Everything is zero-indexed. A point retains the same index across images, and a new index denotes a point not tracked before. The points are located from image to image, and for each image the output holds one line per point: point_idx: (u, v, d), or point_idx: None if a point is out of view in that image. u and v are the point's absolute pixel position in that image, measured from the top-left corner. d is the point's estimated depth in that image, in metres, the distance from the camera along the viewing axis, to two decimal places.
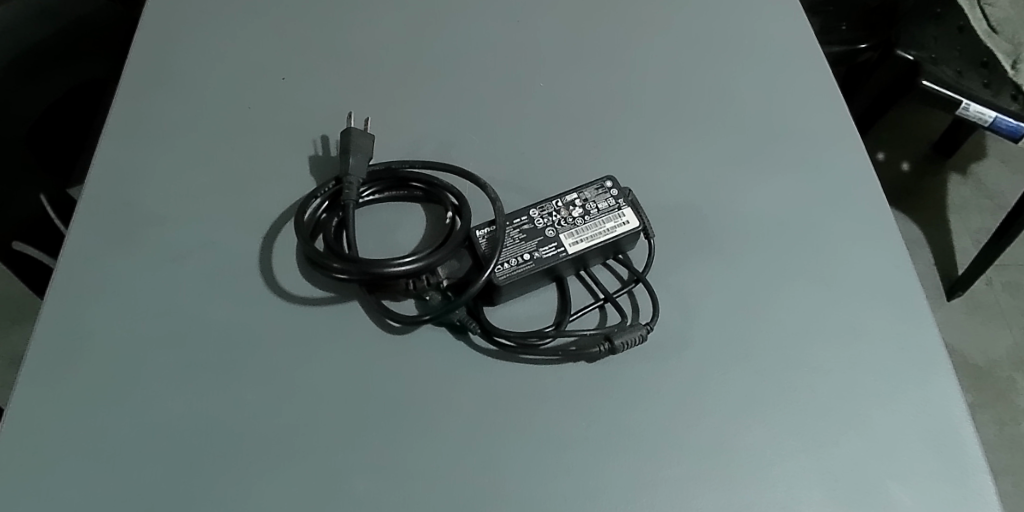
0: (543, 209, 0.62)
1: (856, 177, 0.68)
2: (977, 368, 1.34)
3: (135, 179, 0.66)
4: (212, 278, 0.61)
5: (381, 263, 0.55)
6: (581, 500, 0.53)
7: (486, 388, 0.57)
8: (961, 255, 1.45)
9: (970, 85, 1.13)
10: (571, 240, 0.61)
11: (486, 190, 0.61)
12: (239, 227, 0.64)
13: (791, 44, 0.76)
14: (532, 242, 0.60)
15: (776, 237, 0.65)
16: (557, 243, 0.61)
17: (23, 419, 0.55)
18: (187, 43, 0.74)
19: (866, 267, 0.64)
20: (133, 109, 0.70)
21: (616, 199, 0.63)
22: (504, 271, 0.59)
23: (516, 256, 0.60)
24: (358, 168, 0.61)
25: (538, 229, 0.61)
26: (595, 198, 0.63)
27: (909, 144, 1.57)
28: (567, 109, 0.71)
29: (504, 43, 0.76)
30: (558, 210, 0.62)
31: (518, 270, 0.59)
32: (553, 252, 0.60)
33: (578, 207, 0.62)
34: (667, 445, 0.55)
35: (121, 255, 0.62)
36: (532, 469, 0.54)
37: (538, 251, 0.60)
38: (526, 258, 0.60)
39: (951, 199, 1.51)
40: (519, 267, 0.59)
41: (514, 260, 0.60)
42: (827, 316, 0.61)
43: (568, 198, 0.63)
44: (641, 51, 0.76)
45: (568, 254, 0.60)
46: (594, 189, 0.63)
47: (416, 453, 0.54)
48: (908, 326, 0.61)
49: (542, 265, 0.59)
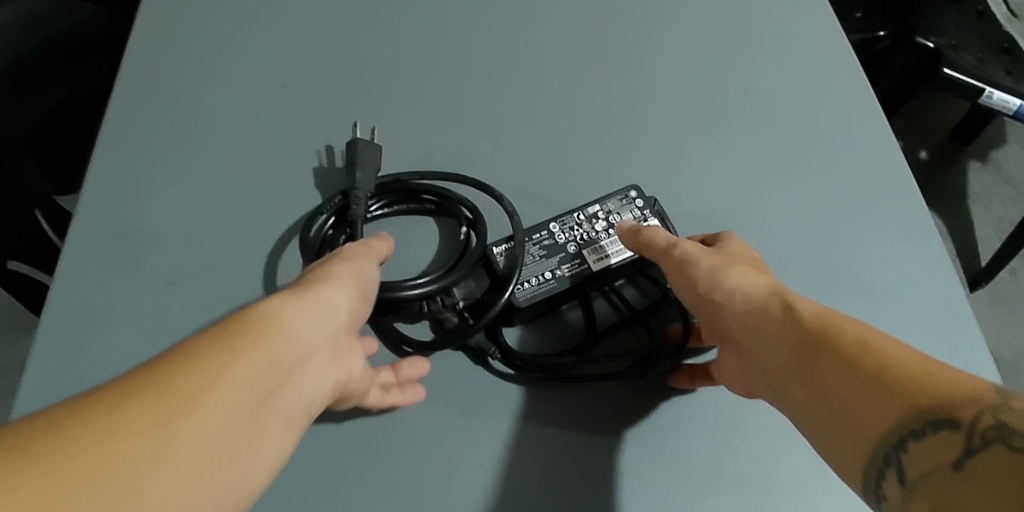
0: (563, 223, 0.59)
1: (889, 178, 0.65)
2: (1002, 360, 1.30)
3: (130, 199, 0.63)
4: (216, 302, 0.58)
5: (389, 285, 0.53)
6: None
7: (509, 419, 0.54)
8: (984, 245, 1.40)
9: (991, 72, 1.09)
10: (596, 255, 0.57)
11: (502, 203, 0.58)
12: (244, 245, 0.61)
13: (813, 36, 0.72)
14: (553, 259, 0.57)
15: (808, 246, 0.62)
16: (581, 259, 0.57)
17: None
18: (182, 50, 0.71)
19: (903, 278, 0.61)
20: (124, 125, 0.66)
21: (642, 210, 0.60)
22: (525, 291, 0.56)
23: (537, 274, 0.57)
24: (365, 181, 0.57)
25: (560, 244, 0.58)
26: (620, 209, 0.60)
27: (928, 130, 1.51)
28: (580, 111, 0.68)
29: (513, 41, 0.72)
30: (580, 224, 0.59)
31: (539, 289, 0.56)
32: (575, 269, 0.57)
33: (602, 219, 0.59)
34: (705, 476, 0.53)
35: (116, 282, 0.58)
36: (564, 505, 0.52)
37: (560, 268, 0.57)
38: (548, 276, 0.57)
39: (971, 188, 1.47)
40: (540, 286, 0.56)
41: (535, 279, 0.56)
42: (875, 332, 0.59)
43: (591, 210, 0.60)
44: (655, 46, 0.72)
45: (592, 271, 0.57)
46: (618, 200, 0.60)
47: (443, 495, 0.52)
48: (949, 339, 0.59)
49: (566, 283, 0.56)
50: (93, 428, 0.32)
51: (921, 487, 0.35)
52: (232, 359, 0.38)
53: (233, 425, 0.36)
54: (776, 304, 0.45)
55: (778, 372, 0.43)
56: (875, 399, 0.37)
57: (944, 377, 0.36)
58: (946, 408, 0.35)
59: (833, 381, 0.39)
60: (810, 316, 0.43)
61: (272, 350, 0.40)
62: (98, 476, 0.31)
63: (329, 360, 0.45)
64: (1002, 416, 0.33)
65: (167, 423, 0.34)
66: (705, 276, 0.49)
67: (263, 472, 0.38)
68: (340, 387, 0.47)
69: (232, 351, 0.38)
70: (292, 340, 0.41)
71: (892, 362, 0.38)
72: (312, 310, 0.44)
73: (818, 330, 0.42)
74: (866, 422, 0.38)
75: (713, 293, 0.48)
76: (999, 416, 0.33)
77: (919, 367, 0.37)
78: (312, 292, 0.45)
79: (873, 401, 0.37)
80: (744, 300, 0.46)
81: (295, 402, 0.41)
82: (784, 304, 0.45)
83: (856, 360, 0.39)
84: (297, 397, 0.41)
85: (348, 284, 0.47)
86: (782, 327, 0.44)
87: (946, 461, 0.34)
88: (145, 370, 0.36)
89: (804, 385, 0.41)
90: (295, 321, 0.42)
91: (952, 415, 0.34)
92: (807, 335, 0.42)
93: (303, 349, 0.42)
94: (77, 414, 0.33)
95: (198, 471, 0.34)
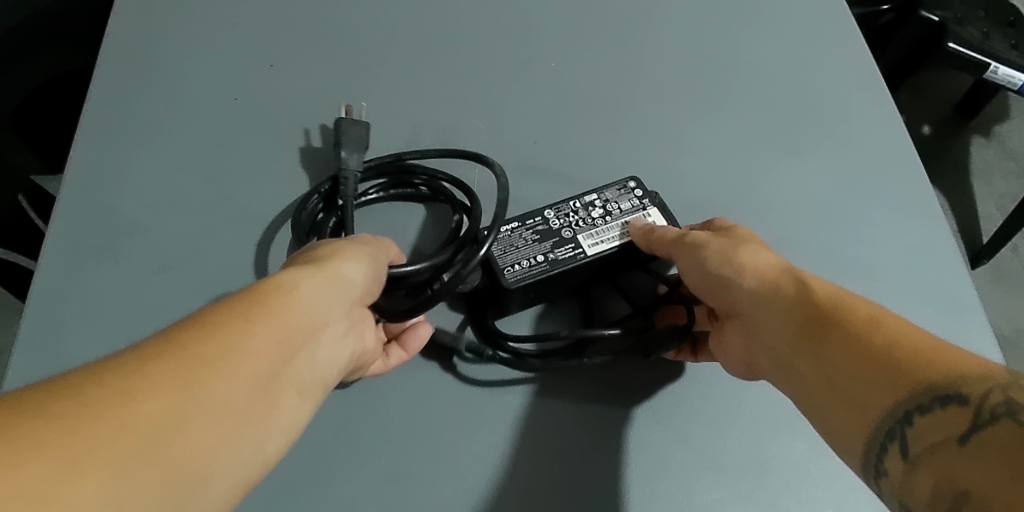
0: (558, 210, 0.57)
1: (890, 158, 0.65)
2: (1004, 337, 1.29)
3: (114, 182, 0.61)
4: (202, 286, 0.56)
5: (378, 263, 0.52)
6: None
7: (506, 408, 0.54)
8: (987, 222, 1.39)
9: (996, 46, 1.10)
10: (590, 241, 0.56)
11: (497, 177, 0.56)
12: (231, 229, 0.59)
13: (810, 20, 0.72)
14: (547, 243, 0.56)
15: (812, 225, 0.61)
16: (575, 244, 0.56)
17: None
18: (168, 29, 0.69)
19: (912, 258, 0.60)
20: (107, 105, 0.65)
21: (641, 199, 0.58)
22: (515, 273, 0.54)
23: (530, 257, 0.55)
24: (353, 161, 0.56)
25: (554, 230, 0.56)
26: (618, 198, 0.58)
27: (930, 105, 1.49)
28: (575, 92, 0.67)
29: (506, 20, 0.71)
30: (576, 211, 0.57)
31: (531, 272, 0.54)
32: (570, 253, 0.55)
33: (599, 207, 0.58)
34: (704, 466, 0.52)
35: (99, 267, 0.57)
36: (561, 495, 0.51)
37: (554, 252, 0.55)
38: (540, 260, 0.55)
39: (974, 163, 1.45)
40: (531, 269, 0.54)
41: (527, 262, 0.55)
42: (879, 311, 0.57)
43: (587, 199, 0.58)
44: (650, 28, 0.71)
45: (587, 256, 0.55)
46: (617, 190, 0.59)
47: (437, 487, 0.51)
48: (958, 320, 0.58)
49: (558, 267, 0.55)
50: (114, 392, 0.31)
51: (924, 461, 0.33)
52: (250, 327, 0.37)
53: (251, 397, 0.35)
54: (791, 280, 0.44)
55: (784, 343, 0.42)
56: (883, 376, 0.36)
57: (956, 356, 0.35)
58: (956, 384, 0.34)
59: (843, 352, 0.38)
60: (822, 291, 0.42)
61: (291, 320, 0.39)
62: (121, 443, 0.30)
63: (345, 331, 0.44)
64: (1012, 393, 0.32)
65: (190, 388, 0.33)
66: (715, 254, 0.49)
67: (281, 440, 0.37)
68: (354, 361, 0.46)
69: (251, 320, 0.37)
70: (310, 310, 0.41)
71: (904, 338, 0.37)
72: (331, 282, 0.43)
73: (830, 307, 0.41)
74: (871, 396, 0.37)
75: (723, 266, 0.47)
76: (1011, 392, 0.32)
77: (932, 348, 0.36)
78: (329, 263, 0.44)
79: (882, 373, 0.36)
80: (757, 274, 0.46)
81: (313, 372, 0.40)
82: (795, 281, 0.44)
83: (866, 335, 0.38)
84: (314, 367, 0.40)
85: (362, 259, 0.46)
86: (794, 300, 0.43)
87: (949, 437, 0.32)
88: (162, 336, 0.35)
89: (808, 357, 0.40)
90: (314, 293, 0.41)
91: (962, 391, 0.33)
92: (814, 310, 0.41)
93: (320, 319, 0.41)
94: (96, 378, 0.31)
95: (219, 437, 0.33)
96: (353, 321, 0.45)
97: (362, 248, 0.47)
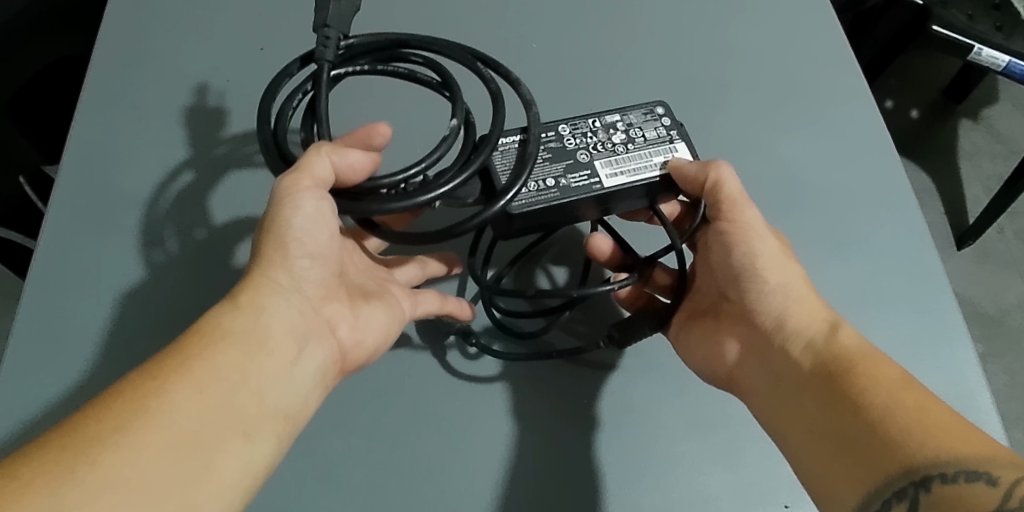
0: (576, 129, 0.58)
1: (871, 140, 0.70)
2: (988, 316, 1.32)
3: (126, 178, 0.66)
4: (207, 268, 0.62)
5: (364, 185, 0.49)
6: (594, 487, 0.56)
7: (467, 378, 0.59)
8: (973, 203, 1.41)
9: (982, 29, 1.10)
10: (609, 170, 0.57)
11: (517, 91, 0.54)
12: (234, 214, 0.65)
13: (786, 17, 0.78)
14: (560, 166, 0.57)
15: (795, 199, 0.68)
16: (591, 170, 0.57)
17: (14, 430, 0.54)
18: (174, 33, 0.75)
19: (884, 233, 0.66)
20: (117, 103, 0.70)
21: (668, 129, 0.59)
22: (523, 198, 0.55)
23: (542, 180, 0.56)
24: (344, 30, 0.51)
25: (569, 151, 0.57)
26: (644, 123, 0.59)
27: (918, 89, 1.52)
28: (557, 86, 0.72)
29: (493, 18, 0.76)
30: (595, 132, 0.58)
31: (539, 196, 0.55)
32: (584, 180, 0.56)
33: (622, 131, 0.59)
34: (669, 424, 0.58)
35: (114, 256, 0.62)
36: (546, 456, 0.56)
37: (566, 177, 0.56)
38: (551, 184, 0.56)
39: (961, 146, 1.47)
40: (541, 192, 0.55)
41: (537, 184, 0.56)
42: (849, 279, 0.64)
43: (611, 121, 0.59)
44: (631, 26, 0.76)
45: (602, 184, 0.56)
46: (643, 115, 0.60)
47: (432, 448, 0.56)
48: (924, 289, 0.64)
49: (569, 193, 0.56)
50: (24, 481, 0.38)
51: None
52: (165, 385, 0.43)
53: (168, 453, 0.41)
54: (820, 320, 0.53)
55: (799, 374, 0.51)
56: (892, 443, 0.44)
57: (969, 437, 0.43)
58: (979, 462, 0.41)
59: (865, 405, 0.46)
60: (849, 342, 0.51)
61: (215, 362, 0.45)
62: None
63: (294, 354, 0.49)
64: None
65: (100, 456, 0.40)
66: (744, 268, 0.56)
67: (230, 480, 0.43)
68: (330, 366, 0.52)
69: (165, 379, 0.44)
70: (235, 345, 0.46)
71: (923, 406, 0.45)
72: (259, 309, 0.48)
73: (854, 358, 0.50)
74: (881, 456, 0.44)
75: (754, 279, 0.55)
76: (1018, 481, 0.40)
77: (945, 420, 0.44)
78: (258, 280, 0.49)
79: (891, 427, 0.44)
80: (789, 304, 0.54)
81: (261, 407, 0.46)
82: (830, 331, 0.52)
83: (891, 392, 0.46)
84: (262, 403, 0.46)
85: (294, 259, 0.50)
86: (822, 340, 0.52)
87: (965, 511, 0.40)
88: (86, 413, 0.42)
89: (828, 399, 0.49)
90: (237, 324, 0.47)
91: (989, 472, 0.40)
92: (841, 363, 0.50)
93: (251, 350, 0.47)
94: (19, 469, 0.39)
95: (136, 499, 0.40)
96: (307, 335, 0.50)
97: (290, 240, 0.50)
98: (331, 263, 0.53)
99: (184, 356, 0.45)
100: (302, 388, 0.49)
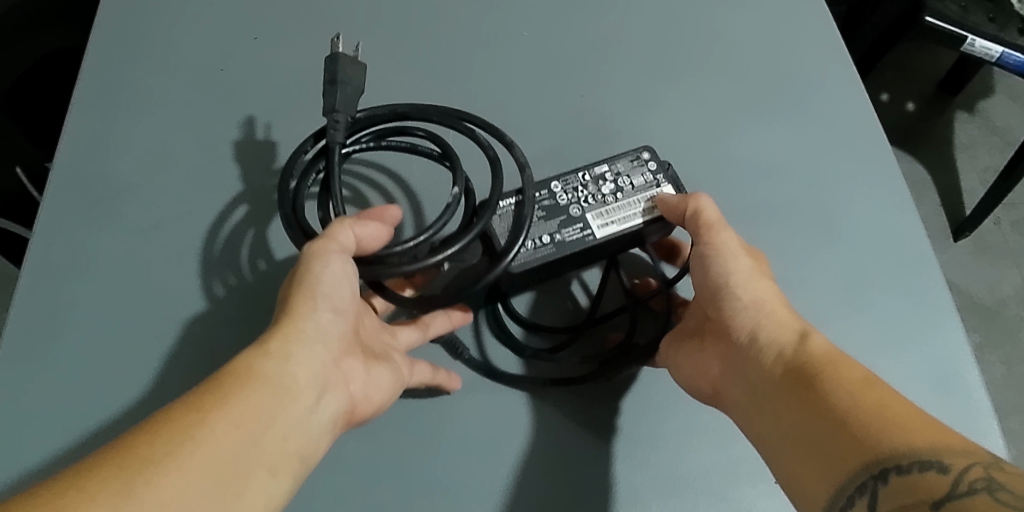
0: (566, 183, 0.60)
1: (861, 127, 0.71)
2: (985, 307, 1.33)
3: (117, 172, 0.66)
4: (194, 251, 0.63)
5: (377, 253, 0.51)
6: (588, 473, 0.58)
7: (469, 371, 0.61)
8: (969, 194, 1.42)
9: (976, 20, 1.10)
10: (599, 221, 0.59)
11: (512, 150, 0.55)
12: (224, 199, 0.65)
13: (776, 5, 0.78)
14: (554, 222, 0.59)
15: (785, 184, 0.68)
16: (583, 224, 0.59)
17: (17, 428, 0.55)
18: (154, 16, 0.74)
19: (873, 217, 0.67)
20: (100, 89, 0.70)
21: (654, 173, 0.61)
22: (522, 258, 0.57)
23: (537, 237, 0.58)
24: (347, 102, 0.51)
25: (561, 207, 0.59)
26: (631, 171, 0.61)
27: (912, 82, 1.52)
28: (547, 77, 0.73)
29: (483, 10, 0.76)
30: (584, 184, 0.60)
31: (537, 254, 0.57)
32: (579, 234, 0.58)
33: (610, 181, 0.60)
34: (660, 404, 0.60)
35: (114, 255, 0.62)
36: (541, 440, 0.59)
37: (560, 233, 0.58)
38: (546, 241, 0.58)
39: (957, 138, 1.47)
40: (538, 250, 0.57)
41: (535, 242, 0.58)
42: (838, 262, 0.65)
43: (598, 171, 0.61)
44: (621, 17, 0.76)
45: (596, 237, 0.58)
46: (629, 161, 0.61)
47: (433, 437, 0.59)
48: (913, 270, 0.64)
49: (565, 248, 0.58)
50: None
51: None
52: (204, 419, 0.42)
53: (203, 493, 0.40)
54: (790, 330, 0.51)
55: (770, 383, 0.50)
56: (850, 442, 0.43)
57: (936, 430, 0.41)
58: (936, 454, 0.40)
59: (829, 406, 0.45)
60: (819, 349, 0.49)
61: (248, 402, 0.44)
62: None
63: (320, 401, 0.48)
64: (992, 472, 0.38)
65: (134, 489, 0.38)
66: (720, 277, 0.55)
67: None
68: (342, 416, 0.50)
69: (206, 413, 0.42)
70: (266, 389, 0.45)
71: (891, 401, 0.44)
72: (296, 354, 0.47)
73: (822, 365, 0.48)
74: (842, 457, 0.43)
75: (726, 298, 0.54)
76: (987, 471, 0.38)
77: (913, 415, 0.43)
78: (287, 329, 0.48)
79: (854, 425, 0.43)
80: (759, 315, 0.53)
81: (284, 449, 0.45)
82: (798, 338, 0.51)
83: (857, 391, 0.45)
84: (285, 444, 0.45)
85: (326, 305, 0.50)
86: (791, 350, 0.50)
87: (922, 500, 0.38)
88: (123, 442, 0.40)
89: (794, 402, 0.47)
90: (272, 368, 0.46)
91: (943, 462, 0.39)
92: (807, 366, 0.48)
93: (281, 393, 0.46)
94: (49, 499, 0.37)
95: None
96: (332, 383, 0.50)
97: (320, 291, 0.49)
98: (353, 316, 0.52)
99: (220, 395, 0.44)
100: (323, 438, 0.48)
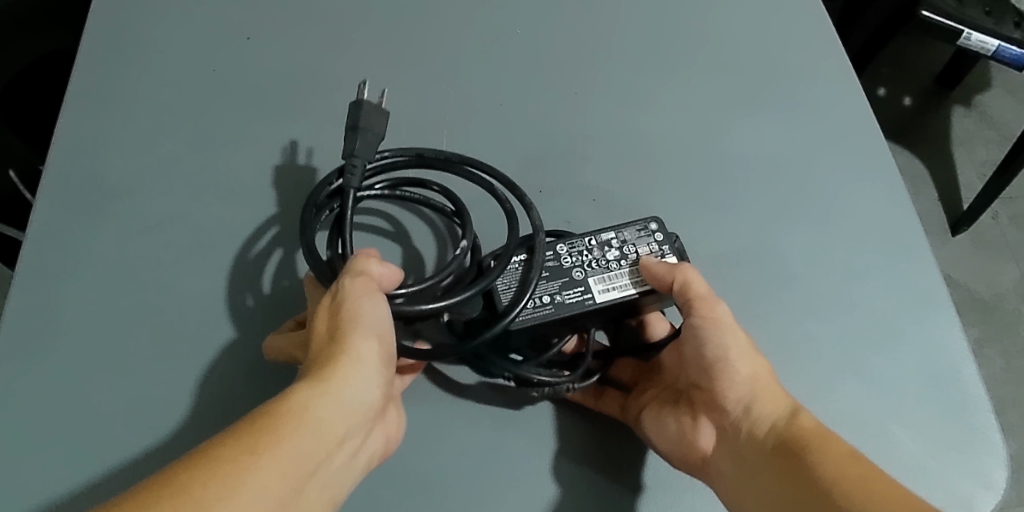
0: (571, 246, 0.58)
1: (855, 123, 0.71)
2: (983, 302, 1.33)
3: (105, 170, 0.65)
4: (184, 249, 0.62)
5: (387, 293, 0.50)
6: (588, 467, 0.56)
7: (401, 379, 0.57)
8: (966, 189, 1.42)
9: (972, 14, 1.09)
10: (600, 286, 0.57)
11: (529, 213, 0.55)
12: (215, 199, 0.64)
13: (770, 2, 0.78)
14: (555, 283, 0.57)
15: (778, 176, 0.68)
16: (585, 287, 0.57)
17: (5, 429, 0.54)
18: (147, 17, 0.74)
19: (866, 211, 0.67)
20: (91, 87, 0.69)
21: (660, 244, 0.59)
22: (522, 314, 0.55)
23: (537, 296, 0.56)
24: (368, 150, 0.52)
25: (564, 268, 0.57)
26: (637, 240, 0.59)
27: (909, 77, 1.52)
28: (540, 74, 0.72)
29: (476, 8, 0.76)
30: (590, 248, 0.58)
31: (537, 312, 0.55)
32: (578, 297, 0.56)
33: (616, 247, 0.59)
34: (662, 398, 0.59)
35: (104, 257, 0.61)
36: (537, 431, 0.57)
37: (560, 294, 0.56)
38: (545, 301, 0.56)
39: (954, 133, 1.47)
40: (537, 309, 0.55)
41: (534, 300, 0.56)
42: (832, 254, 0.65)
43: (605, 236, 0.59)
44: (615, 15, 0.76)
45: (596, 302, 0.56)
46: (637, 230, 0.60)
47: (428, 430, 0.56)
48: (904, 264, 0.65)
49: (563, 311, 0.56)
50: None
51: None
52: (259, 462, 0.41)
53: None
54: (782, 403, 0.53)
55: (761, 454, 0.52)
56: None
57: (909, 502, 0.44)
58: None
59: (818, 478, 0.48)
60: (809, 424, 0.52)
61: (300, 447, 0.43)
62: None
63: (354, 448, 0.47)
64: None
65: None
66: (711, 350, 0.55)
67: None
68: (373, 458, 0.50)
69: (260, 455, 0.41)
70: (317, 432, 0.44)
71: (875, 475, 0.47)
72: (342, 399, 0.46)
73: (809, 439, 0.51)
74: None
75: (724, 370, 0.55)
76: None
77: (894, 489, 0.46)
78: (341, 369, 0.46)
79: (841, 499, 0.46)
80: (753, 389, 0.54)
81: (319, 497, 0.44)
82: (790, 414, 0.53)
83: (845, 466, 0.48)
84: (321, 492, 0.44)
85: (375, 350, 0.48)
86: (783, 422, 0.52)
87: None
88: (175, 478, 0.39)
89: (783, 475, 0.50)
90: (324, 414, 0.45)
91: None
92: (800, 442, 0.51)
93: (329, 441, 0.45)
94: None
95: None
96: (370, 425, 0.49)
97: (372, 329, 0.48)
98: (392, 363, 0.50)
99: (273, 437, 0.42)
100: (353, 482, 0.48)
